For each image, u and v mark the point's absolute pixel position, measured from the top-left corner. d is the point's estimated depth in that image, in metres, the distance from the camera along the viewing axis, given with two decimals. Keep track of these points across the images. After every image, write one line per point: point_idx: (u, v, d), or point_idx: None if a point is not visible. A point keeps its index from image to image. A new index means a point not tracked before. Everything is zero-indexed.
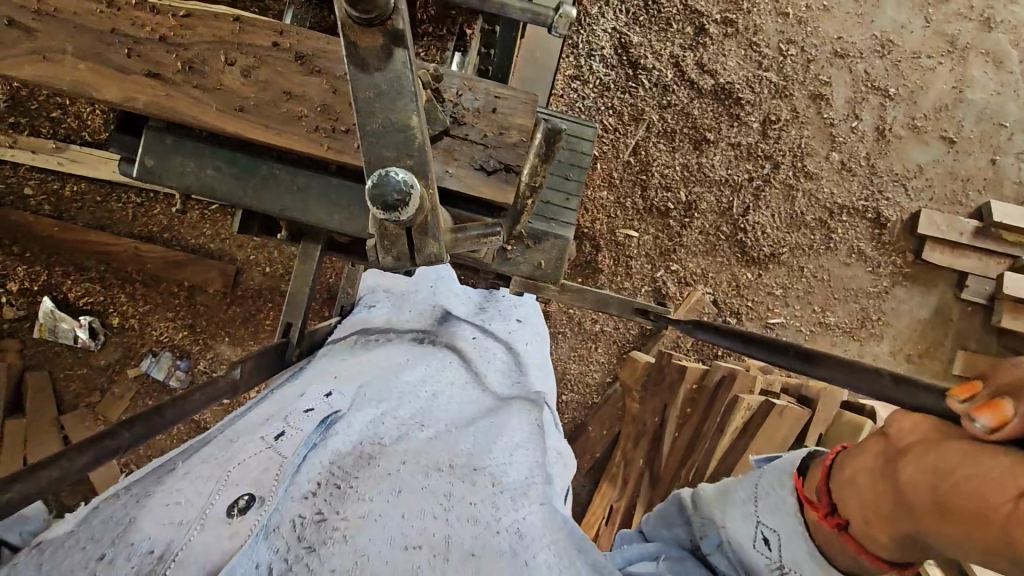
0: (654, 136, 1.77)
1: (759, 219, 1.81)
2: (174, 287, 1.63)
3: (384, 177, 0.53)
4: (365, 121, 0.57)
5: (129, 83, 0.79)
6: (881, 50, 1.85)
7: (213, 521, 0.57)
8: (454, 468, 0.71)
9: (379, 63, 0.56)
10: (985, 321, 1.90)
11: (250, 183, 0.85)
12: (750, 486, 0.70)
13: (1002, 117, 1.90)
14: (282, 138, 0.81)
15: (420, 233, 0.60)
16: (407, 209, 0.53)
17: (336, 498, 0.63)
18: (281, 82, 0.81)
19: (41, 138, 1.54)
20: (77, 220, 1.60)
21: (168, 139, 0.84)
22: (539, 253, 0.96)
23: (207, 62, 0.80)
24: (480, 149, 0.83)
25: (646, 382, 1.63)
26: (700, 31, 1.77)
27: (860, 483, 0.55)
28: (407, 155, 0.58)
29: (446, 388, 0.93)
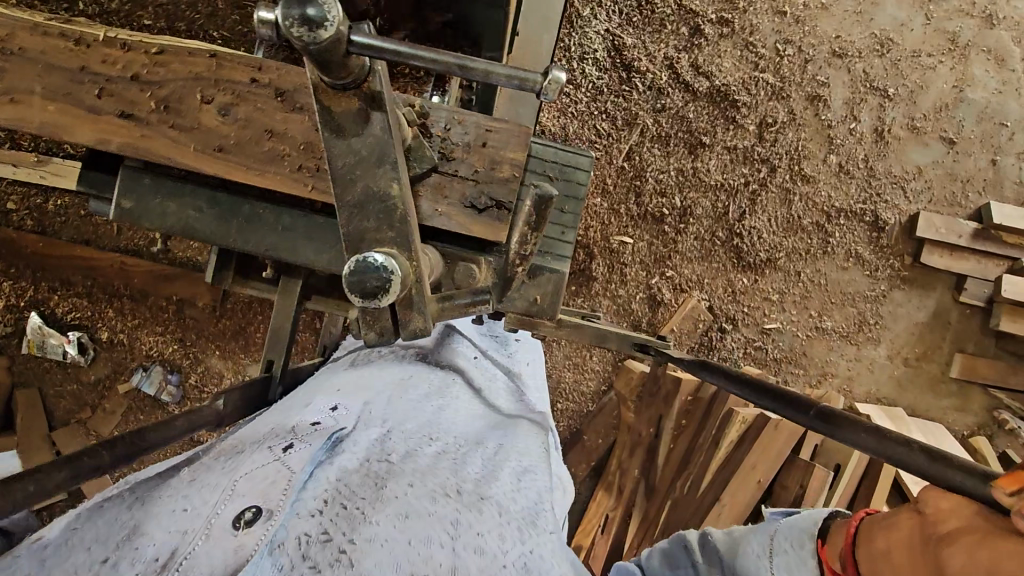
0: (649, 141, 1.74)
1: (755, 224, 1.79)
2: (163, 301, 1.61)
3: (361, 264, 0.52)
4: (344, 190, 0.59)
5: (104, 123, 0.80)
6: (880, 49, 1.81)
7: (218, 530, 0.58)
8: (462, 492, 0.68)
9: (357, 128, 0.59)
10: (983, 323, 1.89)
11: (234, 224, 0.84)
12: (764, 542, 0.68)
13: (1003, 117, 1.86)
14: (261, 175, 0.82)
15: (404, 306, 0.59)
16: (387, 296, 0.52)
17: (344, 517, 0.60)
18: (261, 119, 0.82)
19: (21, 151, 1.50)
20: (60, 235, 1.58)
21: (147, 179, 0.84)
22: (534, 288, 0.93)
23: (184, 101, 0.82)
24: (471, 185, 0.87)
25: (642, 392, 1.64)
26: (695, 32, 1.73)
27: (894, 559, 0.53)
28: (388, 225, 0.59)
29: (452, 405, 0.91)
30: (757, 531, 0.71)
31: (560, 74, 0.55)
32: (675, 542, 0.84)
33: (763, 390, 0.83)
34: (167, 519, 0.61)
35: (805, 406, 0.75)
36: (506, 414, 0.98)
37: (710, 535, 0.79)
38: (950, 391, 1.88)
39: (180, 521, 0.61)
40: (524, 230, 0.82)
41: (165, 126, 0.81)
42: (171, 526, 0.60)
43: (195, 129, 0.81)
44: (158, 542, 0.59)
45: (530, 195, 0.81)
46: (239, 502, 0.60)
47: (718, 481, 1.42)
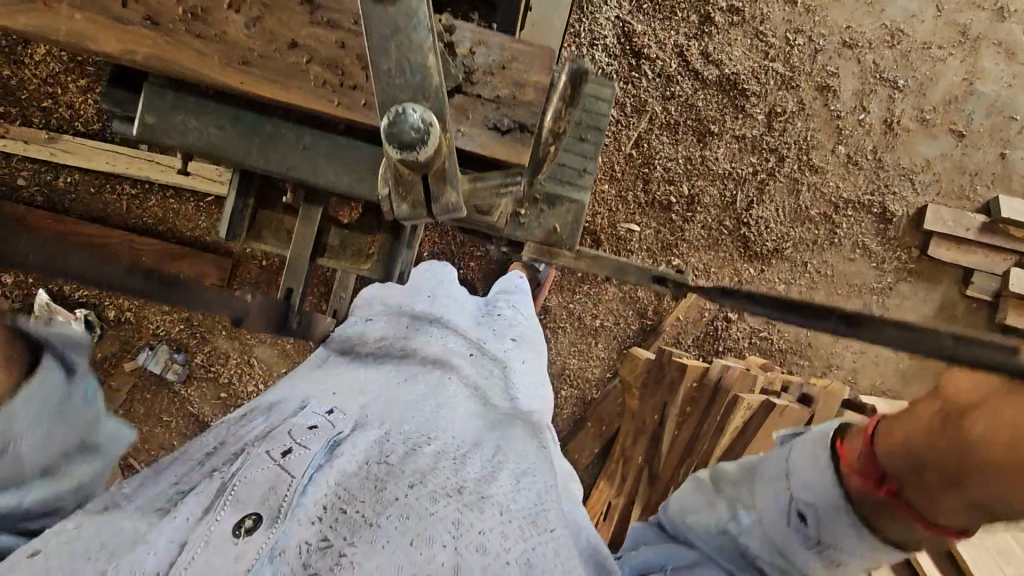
0: (657, 128, 1.74)
1: (763, 214, 1.79)
2: None
3: (401, 116, 0.56)
4: (377, 60, 0.59)
5: (128, 32, 0.78)
6: (890, 40, 1.80)
7: (220, 538, 0.58)
8: (463, 491, 0.69)
9: (392, 1, 0.58)
10: (990, 318, 1.88)
11: (256, 143, 0.85)
12: (780, 465, 0.76)
13: (1012, 110, 1.86)
14: (280, 93, 0.81)
15: (438, 180, 0.62)
16: (425, 148, 0.56)
17: (343, 523, 0.63)
18: (287, 32, 0.80)
19: (33, 127, 1.53)
20: (69, 212, 1.58)
21: (171, 96, 0.84)
22: (552, 216, 0.94)
23: (210, 10, 0.79)
24: (491, 107, 0.84)
25: (646, 380, 1.60)
26: (706, 20, 1.72)
27: (902, 440, 0.66)
28: (421, 97, 0.59)
29: (451, 400, 0.87)
30: (770, 458, 0.78)
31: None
32: (690, 484, 0.89)
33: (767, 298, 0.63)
34: (167, 525, 0.61)
35: (822, 310, 0.60)
36: (514, 405, 0.93)
37: (723, 471, 0.85)
38: None
39: (178, 530, 0.60)
40: (558, 106, 0.90)
41: (190, 36, 0.79)
42: (171, 534, 0.59)
43: (221, 40, 0.79)
44: (159, 550, 0.58)
45: (568, 71, 0.91)
46: (239, 509, 0.60)
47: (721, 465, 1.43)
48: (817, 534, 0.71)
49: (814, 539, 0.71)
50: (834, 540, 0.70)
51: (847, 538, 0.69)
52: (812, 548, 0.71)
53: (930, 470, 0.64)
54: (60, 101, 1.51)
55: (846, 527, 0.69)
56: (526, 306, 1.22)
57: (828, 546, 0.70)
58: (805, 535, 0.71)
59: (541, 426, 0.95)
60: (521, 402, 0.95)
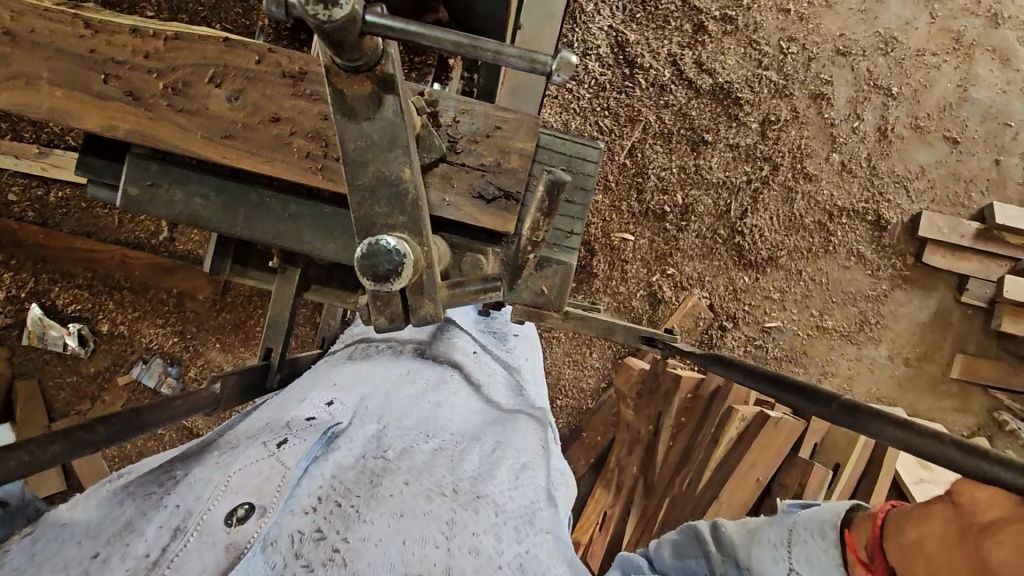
0: (651, 138, 1.73)
1: (757, 223, 1.78)
2: (163, 294, 1.61)
3: (374, 246, 0.51)
4: (354, 176, 0.56)
5: (112, 108, 0.76)
6: (884, 48, 1.80)
7: (212, 527, 0.57)
8: (459, 491, 0.68)
9: (369, 110, 0.55)
10: (985, 325, 1.88)
11: (240, 212, 0.81)
12: (782, 530, 0.69)
13: (1007, 116, 1.85)
14: (274, 162, 0.78)
15: (414, 292, 0.56)
16: (400, 279, 0.52)
17: (336, 516, 0.61)
18: (269, 106, 0.79)
19: (24, 142, 1.52)
20: (62, 227, 1.58)
21: (154, 167, 0.80)
22: (541, 279, 0.89)
23: (192, 83, 0.78)
24: (477, 175, 0.83)
25: (641, 391, 1.63)
26: (699, 29, 1.72)
27: (928, 551, 0.55)
28: (399, 210, 0.56)
29: (450, 399, 0.91)
30: (772, 522, 0.72)
31: (569, 56, 0.52)
32: (685, 534, 0.83)
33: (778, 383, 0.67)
34: (158, 512, 0.61)
35: (825, 396, 0.59)
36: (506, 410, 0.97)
37: (721, 527, 0.79)
38: (951, 391, 1.88)
39: (171, 517, 0.60)
40: None
41: (172, 104, 0.77)
42: (163, 521, 0.59)
43: (202, 113, 0.78)
44: (150, 537, 0.58)
45: (543, 178, 0.67)
46: (233, 498, 0.59)
47: (717, 477, 1.40)
48: None
49: None
50: None
51: None
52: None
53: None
54: None
55: None
56: (513, 339, 1.27)
57: None
58: None
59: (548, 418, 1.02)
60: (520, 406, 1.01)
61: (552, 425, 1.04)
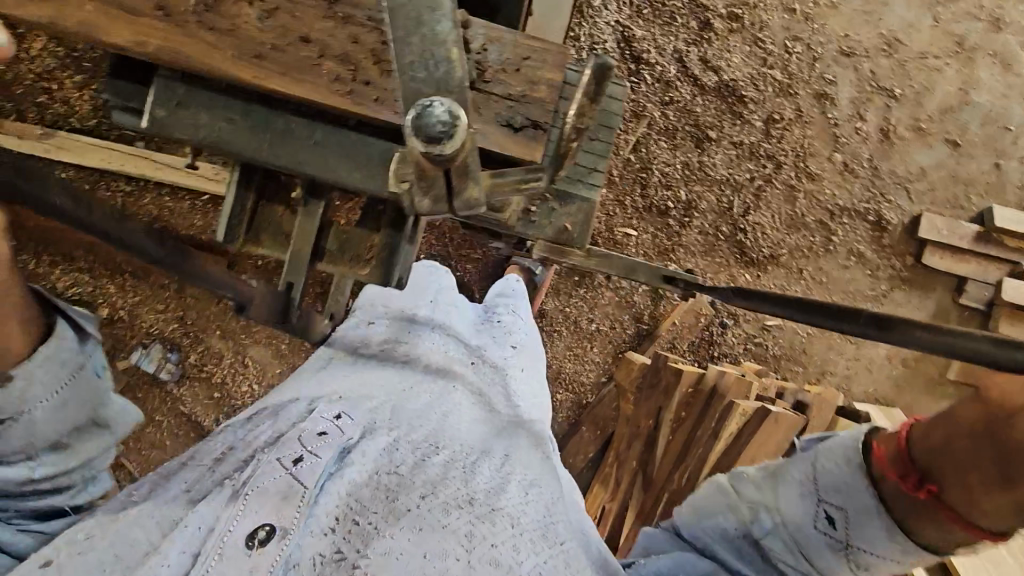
0: (656, 134, 1.74)
1: (760, 221, 1.80)
2: (164, 278, 1.60)
3: (425, 111, 0.50)
4: (401, 55, 0.53)
5: (142, 24, 0.75)
6: (887, 49, 1.81)
7: (232, 553, 0.64)
8: (474, 503, 0.74)
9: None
10: (983, 327, 1.89)
11: (265, 137, 0.80)
12: (806, 466, 0.74)
13: (1007, 120, 1.87)
14: (303, 85, 0.77)
15: (460, 174, 0.55)
16: (452, 141, 0.50)
17: (356, 535, 0.68)
18: (299, 27, 0.77)
19: (28, 123, 1.51)
20: None
21: (181, 89, 0.79)
22: (564, 215, 0.91)
23: (224, 3, 0.76)
24: (505, 105, 0.81)
25: (641, 385, 1.61)
26: (705, 26, 1.73)
27: (956, 448, 0.64)
28: (444, 90, 0.53)
29: (461, 402, 0.93)
30: (793, 461, 0.77)
31: None
32: (705, 489, 0.83)
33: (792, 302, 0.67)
34: (180, 533, 0.67)
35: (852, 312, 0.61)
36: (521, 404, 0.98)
37: (738, 474, 0.82)
38: (948, 392, 1.89)
39: (192, 540, 0.67)
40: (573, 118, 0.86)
41: (204, 25, 0.76)
42: (185, 544, 0.67)
43: (234, 33, 0.76)
44: (173, 561, 0.65)
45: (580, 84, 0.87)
46: (252, 520, 0.66)
47: (719, 467, 1.40)
48: (847, 537, 0.69)
49: (844, 542, 0.69)
50: (863, 544, 0.68)
51: (879, 543, 0.68)
52: (838, 552, 0.69)
53: (970, 471, 0.63)
54: (56, 96, 1.51)
55: (879, 533, 0.68)
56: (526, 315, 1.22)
57: (858, 549, 0.68)
58: (834, 539, 0.70)
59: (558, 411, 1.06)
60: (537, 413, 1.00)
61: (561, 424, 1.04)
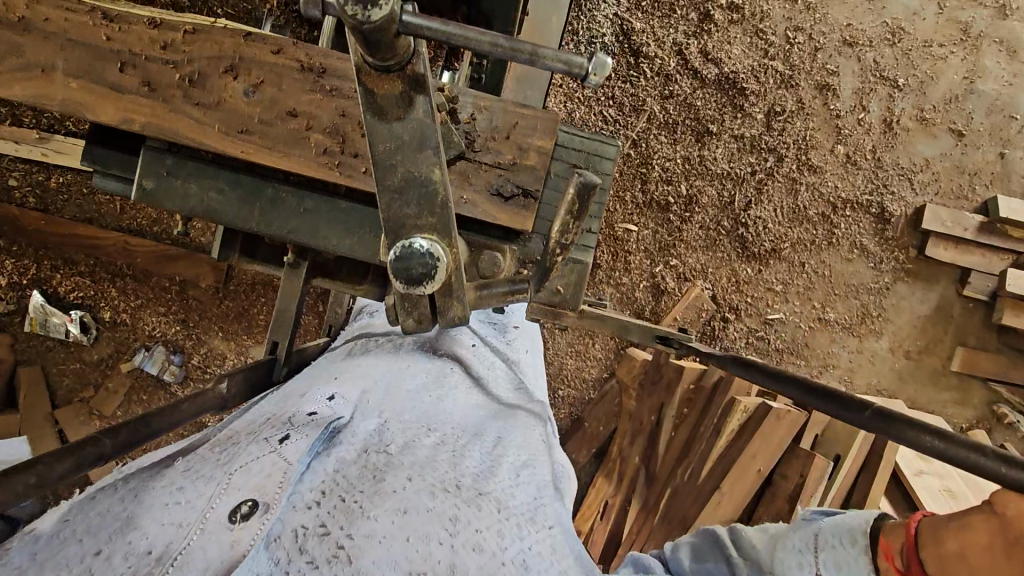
0: (655, 128, 1.72)
1: (760, 215, 1.78)
2: (165, 282, 1.61)
3: (408, 250, 0.51)
4: (383, 178, 0.54)
5: (129, 100, 0.83)
6: (891, 38, 1.78)
7: (214, 525, 0.57)
8: (461, 487, 0.67)
9: (399, 109, 0.53)
10: (985, 318, 1.89)
11: (256, 207, 0.88)
12: (807, 536, 0.71)
13: (1013, 109, 1.85)
14: (289, 158, 0.86)
15: (442, 294, 0.57)
16: (432, 283, 0.52)
17: (340, 512, 0.60)
18: (285, 101, 0.86)
19: (24, 127, 1.50)
20: (64, 213, 1.57)
21: (168, 160, 0.86)
22: (557, 278, 0.90)
23: (208, 76, 0.85)
24: (495, 173, 0.93)
25: (643, 381, 1.64)
26: (705, 18, 1.70)
27: (971, 560, 0.58)
28: (429, 212, 0.54)
29: (451, 393, 0.91)
30: (796, 529, 0.74)
31: (606, 60, 0.52)
32: (704, 538, 0.83)
33: (803, 386, 0.73)
34: (159, 510, 0.60)
35: (860, 406, 0.66)
36: (506, 406, 0.96)
37: (740, 533, 0.80)
38: (950, 383, 1.89)
39: (174, 513, 0.59)
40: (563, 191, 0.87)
41: (192, 95, 0.85)
42: (167, 518, 0.58)
43: (219, 106, 0.85)
44: (154, 534, 0.57)
45: None
46: (238, 496, 0.59)
47: (718, 469, 1.41)
48: None
49: None
50: None
51: None
52: None
53: None
54: None
55: None
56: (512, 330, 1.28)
57: None
58: None
59: (544, 415, 1.02)
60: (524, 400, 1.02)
61: (553, 423, 1.04)
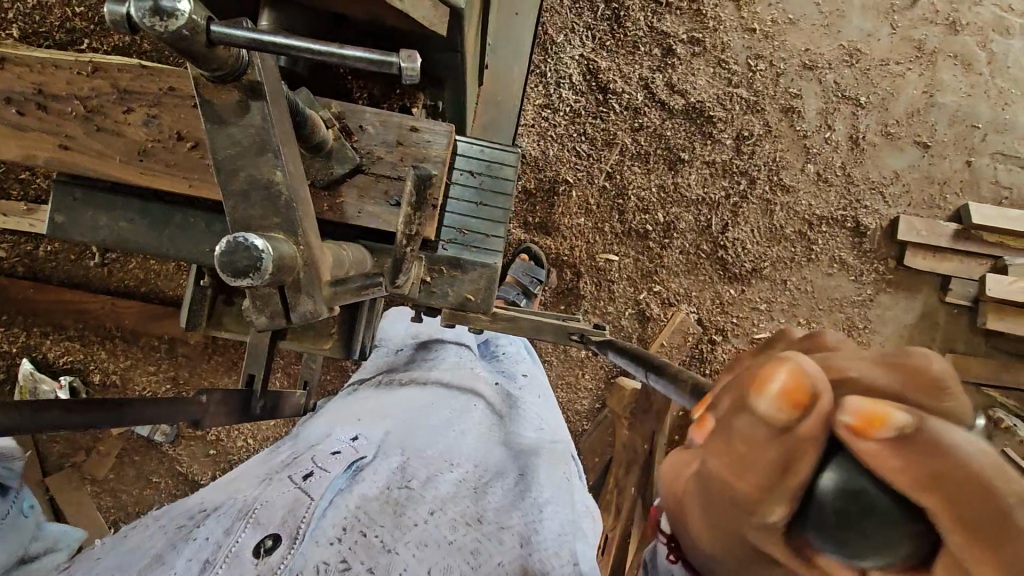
0: (628, 159, 1.77)
1: (738, 236, 1.82)
2: (155, 340, 1.63)
3: (234, 243, 0.50)
4: (229, 181, 0.60)
5: (27, 139, 0.93)
6: (849, 60, 1.85)
7: (239, 559, 0.60)
8: (483, 521, 0.70)
9: (236, 117, 0.58)
10: (971, 323, 1.90)
11: (165, 233, 0.97)
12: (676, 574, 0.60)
13: (974, 118, 1.89)
14: (194, 182, 0.94)
15: (293, 290, 0.60)
16: (259, 277, 0.51)
17: (362, 545, 0.63)
18: (176, 124, 0.93)
19: (10, 200, 1.51)
20: (51, 280, 1.59)
21: (77, 192, 0.96)
22: (466, 284, 1.07)
23: (108, 109, 0.93)
24: (393, 183, 0.97)
25: (634, 411, 1.60)
26: (668, 52, 1.76)
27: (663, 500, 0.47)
28: (274, 215, 0.60)
29: (472, 425, 0.91)
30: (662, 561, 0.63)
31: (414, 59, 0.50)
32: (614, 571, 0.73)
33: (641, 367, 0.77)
34: (186, 547, 0.63)
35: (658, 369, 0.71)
36: (532, 440, 0.94)
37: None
38: None
39: (197, 549, 0.62)
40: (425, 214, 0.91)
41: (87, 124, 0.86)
42: (191, 555, 0.62)
43: (121, 137, 0.93)
44: (178, 569, 0.60)
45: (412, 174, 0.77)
46: (261, 529, 0.63)
47: None
48: None
49: None
50: None
51: None
52: None
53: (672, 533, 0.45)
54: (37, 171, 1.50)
55: None
56: (539, 368, 1.27)
57: None
58: None
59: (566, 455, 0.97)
60: (545, 431, 1.01)
61: (575, 458, 1.00)
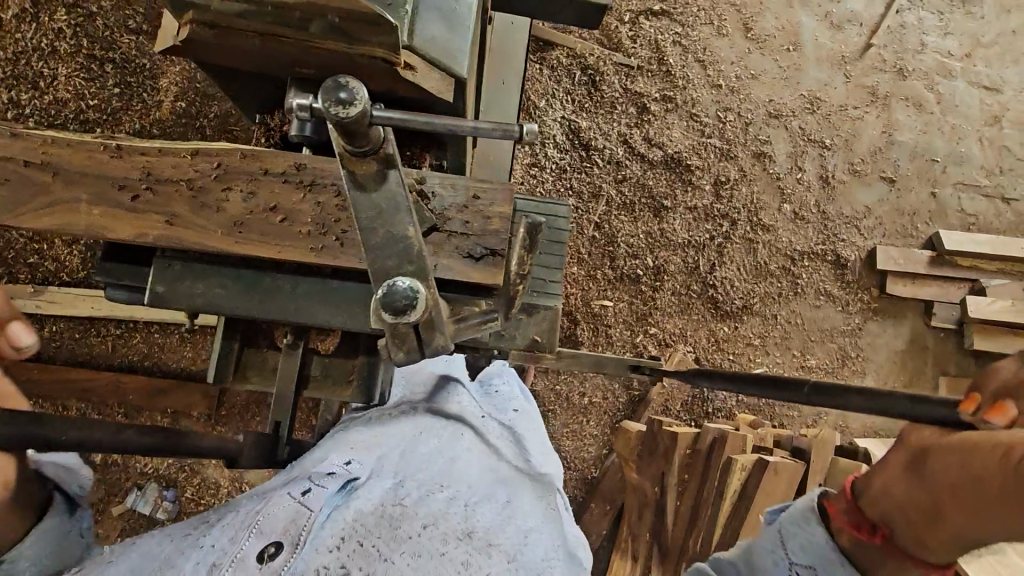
0: (615, 210, 1.85)
1: (726, 275, 1.89)
2: (158, 415, 1.62)
3: (391, 288, 0.52)
4: (366, 238, 0.56)
5: None
6: (811, 107, 1.98)
7: (243, 564, 0.59)
8: (473, 535, 0.66)
9: (375, 187, 0.56)
10: (959, 346, 1.96)
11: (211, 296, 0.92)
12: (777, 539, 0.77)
13: (933, 153, 2.01)
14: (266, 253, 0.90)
15: (426, 326, 0.55)
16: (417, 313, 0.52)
17: (360, 553, 0.60)
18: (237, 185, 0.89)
19: (19, 283, 1.57)
20: (55, 359, 1.60)
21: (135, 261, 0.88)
22: (533, 326, 0.91)
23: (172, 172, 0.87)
24: (463, 239, 0.84)
25: (641, 452, 1.62)
26: (643, 110, 1.88)
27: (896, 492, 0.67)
28: (408, 261, 0.56)
29: (468, 442, 0.87)
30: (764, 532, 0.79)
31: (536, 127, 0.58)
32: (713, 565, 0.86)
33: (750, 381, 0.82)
34: (193, 553, 0.62)
35: (797, 384, 0.76)
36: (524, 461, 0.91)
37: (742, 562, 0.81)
38: None
39: (204, 556, 0.61)
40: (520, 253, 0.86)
41: (178, 207, 0.80)
42: (199, 558, 0.62)
43: None
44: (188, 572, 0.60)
45: None
46: (265, 537, 0.61)
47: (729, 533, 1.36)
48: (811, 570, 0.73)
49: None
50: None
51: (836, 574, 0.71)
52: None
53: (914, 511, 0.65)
54: (47, 256, 1.57)
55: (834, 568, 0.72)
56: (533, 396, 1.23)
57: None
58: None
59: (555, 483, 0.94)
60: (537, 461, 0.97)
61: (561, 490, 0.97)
